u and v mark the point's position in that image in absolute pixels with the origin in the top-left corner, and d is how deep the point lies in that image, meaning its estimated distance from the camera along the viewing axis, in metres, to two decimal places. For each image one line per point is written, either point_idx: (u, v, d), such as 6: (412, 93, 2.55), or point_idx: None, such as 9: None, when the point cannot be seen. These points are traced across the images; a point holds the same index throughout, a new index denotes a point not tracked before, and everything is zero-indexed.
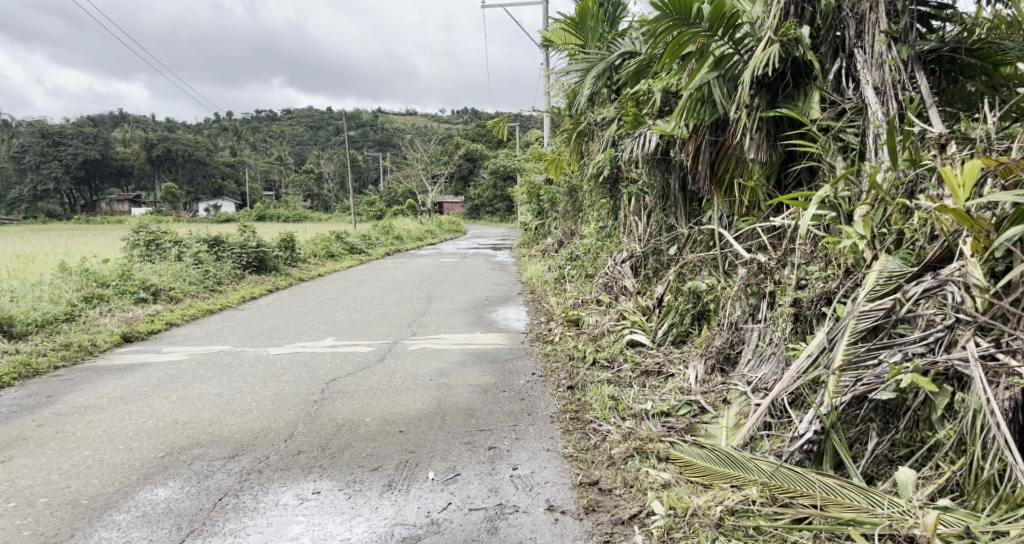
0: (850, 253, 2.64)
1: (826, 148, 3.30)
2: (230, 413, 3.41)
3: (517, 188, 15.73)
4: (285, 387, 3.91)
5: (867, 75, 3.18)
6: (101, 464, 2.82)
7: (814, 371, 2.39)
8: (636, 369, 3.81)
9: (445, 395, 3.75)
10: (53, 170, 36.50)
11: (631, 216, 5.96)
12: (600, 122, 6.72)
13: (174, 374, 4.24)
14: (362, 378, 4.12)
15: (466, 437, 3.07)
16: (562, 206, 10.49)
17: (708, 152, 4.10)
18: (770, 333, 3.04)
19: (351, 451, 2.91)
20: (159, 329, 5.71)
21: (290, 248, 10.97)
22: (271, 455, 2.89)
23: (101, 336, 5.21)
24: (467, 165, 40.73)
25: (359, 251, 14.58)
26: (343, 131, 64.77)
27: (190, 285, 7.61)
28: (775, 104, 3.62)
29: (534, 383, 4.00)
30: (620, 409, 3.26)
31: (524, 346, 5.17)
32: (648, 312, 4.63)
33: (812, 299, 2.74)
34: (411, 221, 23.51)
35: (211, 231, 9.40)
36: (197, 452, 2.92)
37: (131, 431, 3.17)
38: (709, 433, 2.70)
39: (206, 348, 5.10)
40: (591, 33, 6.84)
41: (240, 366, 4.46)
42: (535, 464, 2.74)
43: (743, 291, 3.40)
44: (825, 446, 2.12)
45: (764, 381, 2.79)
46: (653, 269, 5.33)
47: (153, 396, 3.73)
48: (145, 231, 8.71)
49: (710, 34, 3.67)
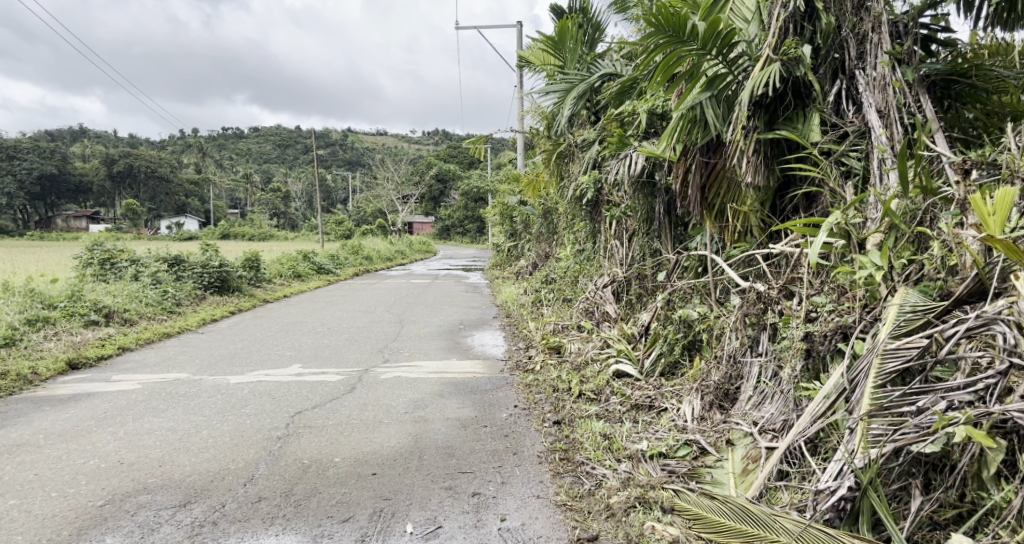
0: (864, 285, 2.47)
1: (828, 173, 3.17)
2: (184, 452, 3.07)
3: (489, 210, 15.44)
4: (246, 420, 3.58)
5: (870, 98, 3.05)
6: (28, 516, 2.46)
7: (834, 414, 2.24)
8: (626, 403, 3.59)
9: (421, 430, 3.46)
10: (7, 184, 35.20)
11: (611, 240, 5.78)
12: (580, 143, 6.56)
13: (123, 406, 3.86)
14: (331, 411, 3.80)
15: (446, 481, 2.79)
16: (536, 228, 10.30)
17: (699, 175, 3.90)
18: (774, 368, 2.86)
19: (319, 499, 2.60)
20: (110, 355, 5.30)
21: (254, 268, 10.52)
22: (228, 503, 2.57)
23: (44, 362, 4.79)
24: (438, 186, 40.41)
25: (327, 272, 14.14)
26: (311, 150, 64.09)
27: (146, 306, 7.16)
28: (773, 126, 3.48)
29: (517, 418, 3.73)
30: (614, 449, 3.01)
31: (503, 375, 4.90)
32: (633, 340, 4.41)
33: (825, 333, 2.54)
34: (380, 241, 23.08)
35: (170, 249, 8.93)
36: (143, 500, 2.58)
37: (67, 474, 2.81)
38: (715, 480, 2.51)
39: (160, 376, 4.70)
40: (570, 54, 6.71)
41: (197, 397, 4.09)
42: (525, 515, 2.50)
43: (741, 321, 3.22)
44: (860, 504, 1.96)
45: (771, 422, 2.63)
46: (637, 295, 5.13)
47: (97, 431, 3.37)
48: (99, 249, 8.18)
49: (703, 53, 3.50)
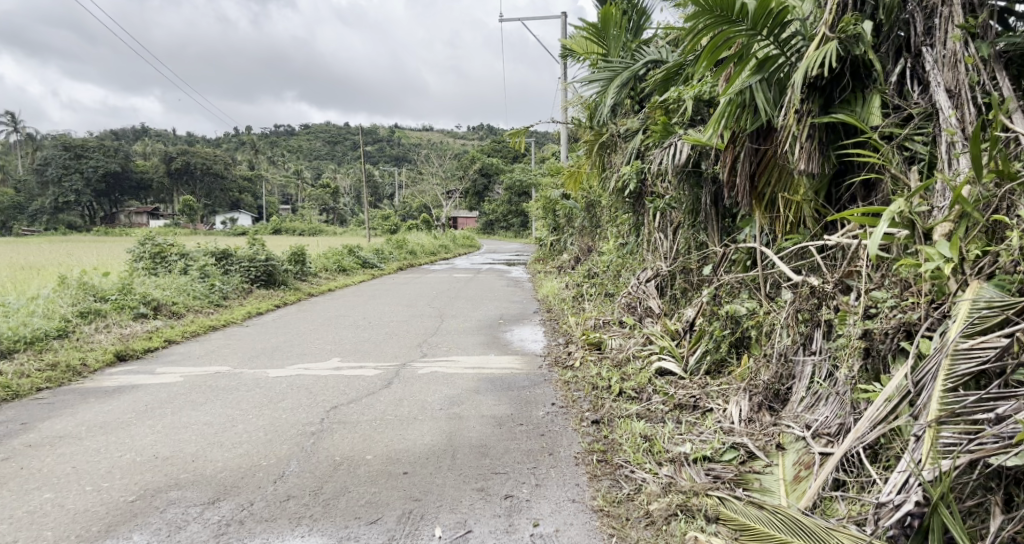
0: (931, 279, 2.25)
1: (889, 159, 2.94)
2: (217, 447, 3.06)
3: (532, 204, 15.26)
4: (282, 415, 3.57)
5: (938, 77, 2.80)
6: (61, 510, 2.47)
7: (896, 419, 2.04)
8: (669, 403, 3.43)
9: (455, 428, 3.38)
10: (75, 182, 36.86)
11: (655, 233, 5.58)
12: (623, 133, 6.36)
13: (164, 399, 3.90)
14: (366, 406, 3.75)
15: (478, 482, 2.69)
16: (579, 222, 10.10)
17: (748, 163, 3.69)
18: (829, 368, 2.67)
19: (347, 499, 2.54)
20: (156, 347, 5.40)
21: (300, 262, 10.67)
22: (256, 501, 2.53)
23: (93, 354, 4.91)
24: (483, 180, 40.37)
25: (371, 266, 14.25)
26: (358, 147, 65.12)
27: (194, 299, 7.32)
28: (828, 109, 3.25)
29: (554, 417, 3.61)
30: (655, 452, 2.86)
31: (542, 372, 4.79)
32: (677, 337, 4.22)
33: (887, 330, 2.33)
34: (425, 235, 23.21)
35: (219, 244, 9.11)
36: (173, 496, 2.57)
37: (103, 468, 2.83)
38: (763, 487, 2.34)
39: (202, 369, 4.76)
40: (614, 42, 6.48)
41: (236, 391, 4.11)
42: (559, 520, 2.39)
43: (793, 318, 3.02)
44: (929, 522, 1.76)
45: (825, 425, 2.45)
46: (681, 290, 4.94)
47: (136, 424, 3.40)
48: (151, 243, 8.39)
49: (753, 33, 3.29)
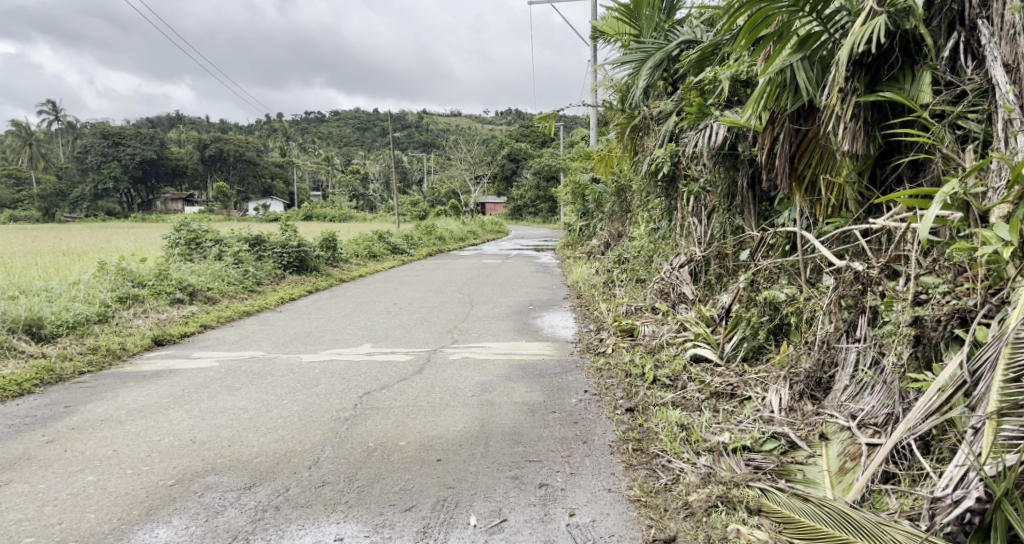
0: (988, 264, 2.14)
1: (940, 138, 2.81)
2: (253, 432, 3.09)
3: (561, 189, 15.13)
4: (316, 400, 3.58)
5: (995, 50, 2.64)
6: (103, 493, 2.52)
7: (950, 410, 1.96)
8: (705, 390, 3.35)
9: (488, 414, 3.36)
10: (113, 170, 37.72)
11: (689, 217, 5.47)
12: (656, 116, 6.23)
13: (200, 384, 3.96)
14: (398, 392, 3.75)
15: (512, 470, 2.67)
16: (610, 206, 9.98)
17: (787, 145, 3.56)
18: (875, 356, 2.57)
19: (382, 485, 2.53)
20: (192, 332, 5.49)
21: (331, 248, 10.76)
22: (292, 487, 2.55)
23: (132, 339, 5.01)
24: (511, 165, 40.24)
25: (401, 252, 14.32)
26: (386, 133, 65.44)
27: (229, 285, 7.44)
28: (875, 87, 3.11)
29: (587, 404, 3.57)
30: (692, 441, 2.80)
31: (573, 358, 4.74)
32: (712, 323, 4.13)
33: (939, 318, 2.22)
34: (453, 221, 23.20)
35: (252, 230, 9.23)
36: (211, 481, 2.60)
37: (143, 452, 2.88)
38: (806, 478, 2.27)
39: (237, 354, 4.82)
40: (647, 23, 6.22)
41: (270, 376, 4.15)
42: (596, 510, 2.35)
43: (836, 304, 2.91)
44: (992, 519, 1.67)
45: (872, 415, 2.36)
46: (716, 275, 4.84)
47: (174, 409, 3.45)
48: (187, 229, 8.53)
49: (795, 10, 3.16)
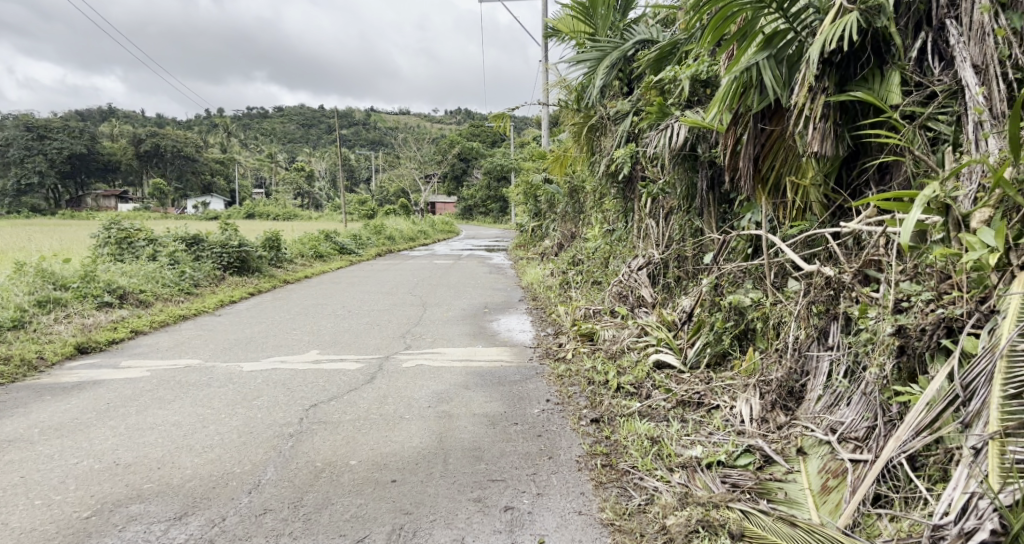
0: (971, 269, 2.06)
1: (911, 140, 2.75)
2: (186, 452, 2.79)
3: (513, 190, 14.94)
4: (257, 414, 3.29)
5: (964, 51, 2.58)
6: (5, 530, 2.20)
7: (942, 426, 1.88)
8: (671, 399, 3.22)
9: (445, 428, 3.15)
10: (38, 164, 35.46)
11: (647, 218, 5.37)
12: (613, 116, 6.11)
13: (127, 396, 3.60)
14: (348, 404, 3.49)
15: (474, 491, 2.47)
16: (563, 207, 9.85)
17: (752, 145, 3.46)
18: (850, 365, 2.48)
19: (331, 513, 2.30)
20: (121, 339, 5.06)
21: (275, 248, 10.28)
22: (229, 516, 2.28)
23: (51, 347, 4.56)
24: (461, 165, 39.90)
25: (348, 252, 13.85)
26: (333, 130, 64.05)
27: (163, 287, 6.95)
28: (844, 87, 3.04)
29: (550, 415, 3.40)
30: (664, 456, 2.65)
31: (531, 364, 4.57)
32: (675, 328, 4.01)
33: (924, 326, 2.13)
34: (403, 220, 22.75)
35: (189, 228, 8.69)
36: (134, 511, 2.31)
37: (56, 478, 2.55)
38: (788, 498, 2.15)
39: (171, 362, 4.45)
40: (602, 21, 6.09)
41: (207, 386, 3.82)
42: (566, 537, 2.18)
43: (806, 310, 2.82)
44: None
45: (852, 429, 2.27)
46: (676, 278, 4.74)
47: (96, 426, 3.11)
48: (117, 227, 7.96)
49: (761, 7, 3.08)
